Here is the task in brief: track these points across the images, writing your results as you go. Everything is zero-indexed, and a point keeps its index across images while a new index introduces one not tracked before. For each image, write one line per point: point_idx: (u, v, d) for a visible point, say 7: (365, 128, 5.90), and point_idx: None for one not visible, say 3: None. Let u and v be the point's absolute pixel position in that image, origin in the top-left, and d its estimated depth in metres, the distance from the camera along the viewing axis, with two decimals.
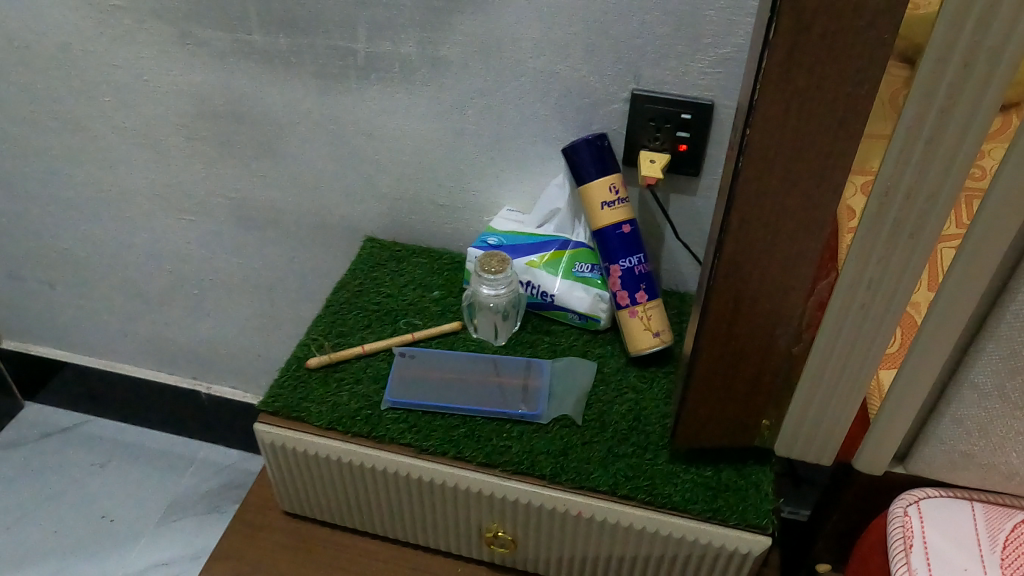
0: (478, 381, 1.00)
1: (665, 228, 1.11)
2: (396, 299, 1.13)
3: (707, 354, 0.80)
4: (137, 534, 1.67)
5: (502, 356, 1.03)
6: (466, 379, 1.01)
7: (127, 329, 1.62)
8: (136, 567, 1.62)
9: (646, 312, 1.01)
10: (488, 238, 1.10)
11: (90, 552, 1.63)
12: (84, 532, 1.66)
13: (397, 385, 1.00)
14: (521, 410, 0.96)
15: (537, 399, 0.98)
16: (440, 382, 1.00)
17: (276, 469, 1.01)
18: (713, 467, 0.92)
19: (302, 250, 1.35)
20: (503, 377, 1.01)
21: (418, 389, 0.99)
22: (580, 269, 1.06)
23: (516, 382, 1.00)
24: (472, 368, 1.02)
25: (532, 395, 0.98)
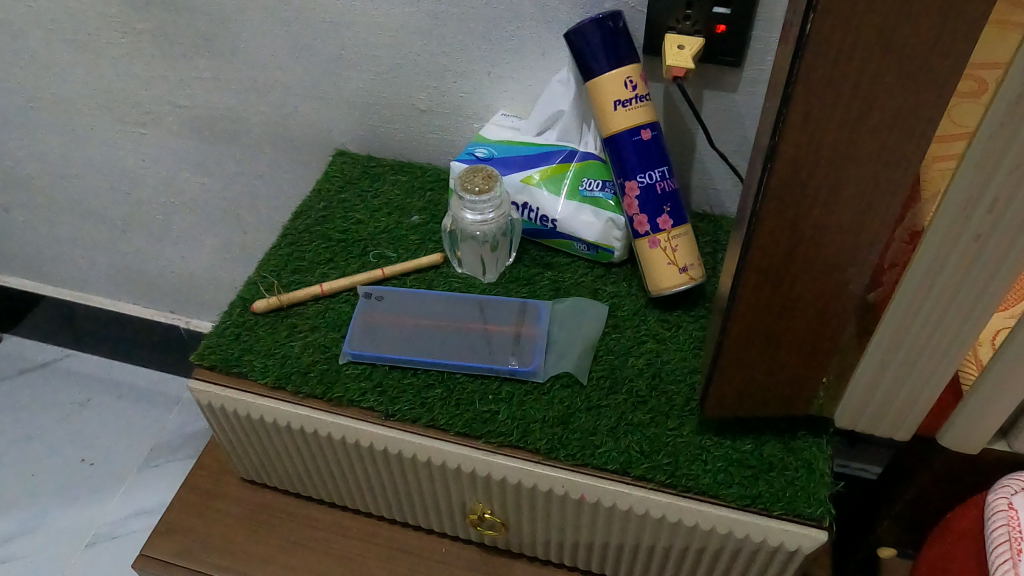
0: (459, 329, 0.81)
1: (697, 136, 0.88)
2: (367, 226, 0.93)
3: (750, 303, 0.59)
4: (117, 480, 1.50)
5: (490, 297, 0.84)
6: (444, 327, 0.81)
7: (90, 259, 1.44)
8: (113, 517, 1.45)
9: (671, 241, 0.80)
10: (476, 150, 0.88)
11: (67, 499, 1.47)
12: (59, 476, 1.50)
13: (358, 333, 0.80)
14: (510, 365, 0.77)
15: (531, 351, 0.78)
16: (412, 330, 0.81)
17: (221, 433, 0.84)
18: (755, 440, 0.72)
19: (267, 167, 1.14)
20: (490, 324, 0.81)
21: (384, 339, 0.80)
22: (587, 186, 0.84)
23: (505, 330, 0.80)
24: (452, 313, 0.82)
25: (525, 346, 0.79)
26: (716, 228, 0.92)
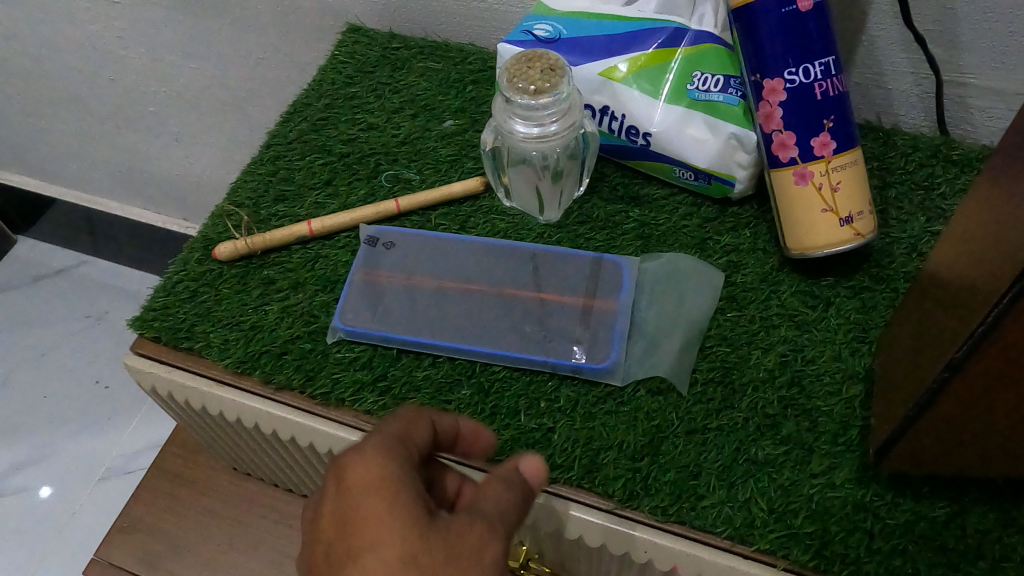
0: (500, 296, 0.55)
1: (872, 5, 0.57)
2: (382, 134, 0.66)
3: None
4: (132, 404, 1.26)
5: (549, 248, 0.57)
6: (478, 290, 0.56)
7: (84, 161, 1.21)
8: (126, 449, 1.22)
9: (831, 175, 0.51)
10: (536, 27, 0.60)
11: (77, 426, 1.23)
12: (68, 394, 1.26)
13: (356, 297, 0.56)
14: (570, 358, 0.52)
15: (603, 336, 0.53)
16: (433, 296, 0.56)
17: (182, 420, 0.63)
18: (953, 504, 0.46)
19: (268, 46, 0.87)
20: (545, 291, 0.55)
21: (392, 308, 0.55)
22: (700, 84, 0.56)
23: (565, 301, 0.54)
24: (491, 273, 0.56)
25: (596, 328, 0.53)
26: (884, 149, 0.62)
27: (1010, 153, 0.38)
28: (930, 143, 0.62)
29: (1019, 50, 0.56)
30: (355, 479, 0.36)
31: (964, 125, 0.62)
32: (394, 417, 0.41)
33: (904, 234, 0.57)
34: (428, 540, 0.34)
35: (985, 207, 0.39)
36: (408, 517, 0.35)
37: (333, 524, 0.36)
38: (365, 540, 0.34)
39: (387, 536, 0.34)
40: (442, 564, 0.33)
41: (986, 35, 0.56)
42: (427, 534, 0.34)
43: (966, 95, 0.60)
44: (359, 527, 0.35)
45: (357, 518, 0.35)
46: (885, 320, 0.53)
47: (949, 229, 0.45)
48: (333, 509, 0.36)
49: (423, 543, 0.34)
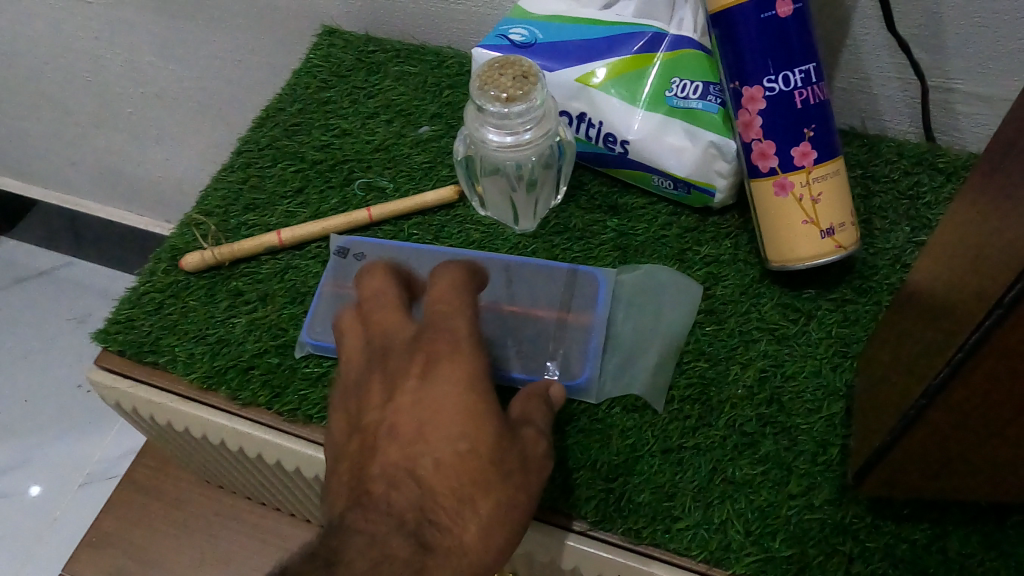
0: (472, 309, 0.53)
1: (855, 10, 0.56)
2: (355, 141, 0.65)
3: (1006, 354, 0.32)
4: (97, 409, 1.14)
5: (523, 259, 0.56)
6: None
7: (60, 165, 1.18)
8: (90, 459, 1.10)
9: (812, 185, 0.50)
10: (511, 31, 0.58)
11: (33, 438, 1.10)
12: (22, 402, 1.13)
13: (323, 308, 0.55)
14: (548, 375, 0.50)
15: (579, 352, 0.51)
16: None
17: (150, 434, 0.61)
18: (935, 527, 0.45)
19: (246, 46, 0.84)
20: (518, 305, 0.53)
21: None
22: (678, 90, 0.54)
23: (539, 316, 0.53)
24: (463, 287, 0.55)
25: (571, 344, 0.52)
26: (869, 155, 0.60)
27: (992, 167, 0.36)
28: (915, 151, 0.60)
29: (1005, 56, 0.55)
30: (445, 369, 0.39)
31: (951, 132, 0.61)
32: (472, 297, 0.42)
33: (887, 245, 0.55)
34: (504, 442, 0.38)
35: (966, 223, 0.38)
36: (492, 420, 0.38)
37: (411, 393, 0.38)
38: (448, 422, 0.37)
39: (472, 428, 0.37)
40: (522, 467, 0.38)
41: (971, 40, 0.55)
42: (505, 438, 0.38)
43: (951, 101, 0.59)
44: (441, 409, 0.37)
45: (446, 403, 0.38)
46: (868, 334, 0.52)
47: (932, 243, 0.43)
48: (416, 383, 0.38)
49: (501, 446, 0.38)
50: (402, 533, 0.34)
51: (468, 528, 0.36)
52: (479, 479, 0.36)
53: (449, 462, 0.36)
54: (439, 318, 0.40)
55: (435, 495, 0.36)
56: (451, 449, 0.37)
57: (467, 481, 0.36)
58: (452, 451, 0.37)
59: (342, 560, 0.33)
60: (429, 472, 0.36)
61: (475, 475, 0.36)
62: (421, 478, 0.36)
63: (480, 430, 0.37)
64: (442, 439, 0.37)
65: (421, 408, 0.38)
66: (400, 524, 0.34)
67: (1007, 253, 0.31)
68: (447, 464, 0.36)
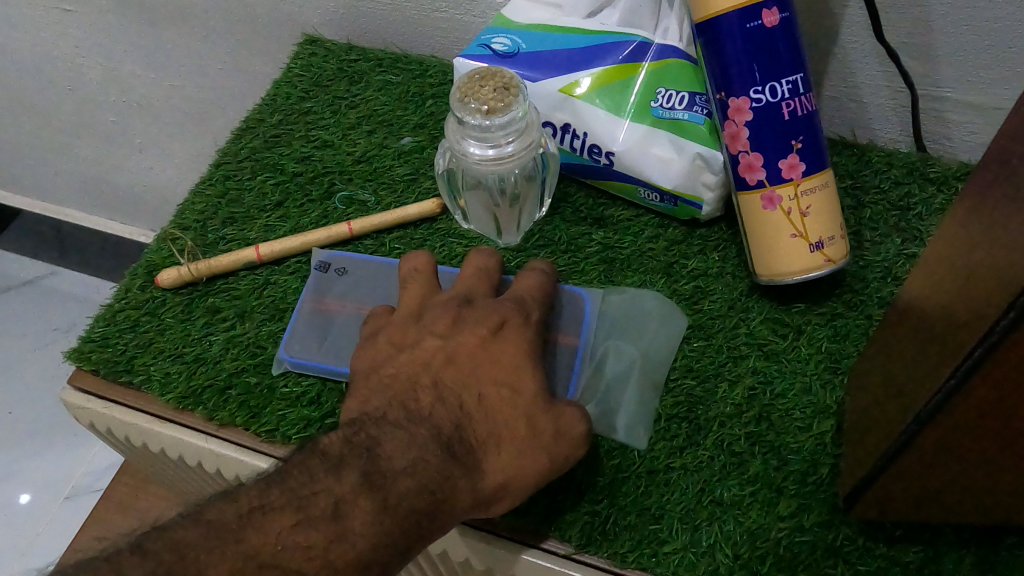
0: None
1: (844, 17, 0.55)
2: (337, 153, 0.64)
3: (1002, 378, 0.30)
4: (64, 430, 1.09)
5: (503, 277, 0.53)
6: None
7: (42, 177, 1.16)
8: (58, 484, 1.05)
9: (801, 198, 0.48)
10: (494, 41, 0.57)
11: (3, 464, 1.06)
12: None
13: (303, 323, 0.53)
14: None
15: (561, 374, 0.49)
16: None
17: (128, 454, 0.60)
18: (928, 549, 0.44)
19: (228, 54, 0.83)
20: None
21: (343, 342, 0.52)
22: (664, 101, 0.53)
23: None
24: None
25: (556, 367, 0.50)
26: (859, 166, 0.59)
27: (984, 186, 0.35)
28: (906, 160, 0.59)
29: (996, 64, 0.54)
30: (510, 335, 0.45)
31: (942, 141, 0.60)
32: (549, 291, 0.49)
33: (878, 258, 0.54)
34: (547, 406, 0.43)
35: (957, 242, 0.37)
36: (540, 386, 0.44)
37: (479, 340, 0.44)
38: (502, 376, 0.43)
39: (521, 382, 0.43)
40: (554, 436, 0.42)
41: (962, 49, 0.54)
42: (549, 404, 0.43)
43: (943, 110, 0.58)
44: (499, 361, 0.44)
45: (506, 360, 0.44)
46: (858, 350, 0.51)
47: (923, 258, 0.42)
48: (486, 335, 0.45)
49: (546, 412, 0.43)
50: (438, 441, 0.40)
51: (491, 460, 0.41)
52: (513, 428, 0.42)
53: (494, 402, 0.42)
54: (520, 297, 0.47)
55: (474, 423, 0.42)
56: (497, 392, 0.43)
57: (503, 428, 0.42)
58: (499, 395, 0.43)
59: (382, 454, 0.39)
60: (475, 404, 0.42)
61: (509, 423, 0.42)
62: (466, 407, 0.42)
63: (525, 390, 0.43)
64: (490, 383, 0.43)
65: (481, 354, 0.44)
66: (438, 434, 0.40)
67: (998, 278, 0.30)
68: (491, 404, 0.42)
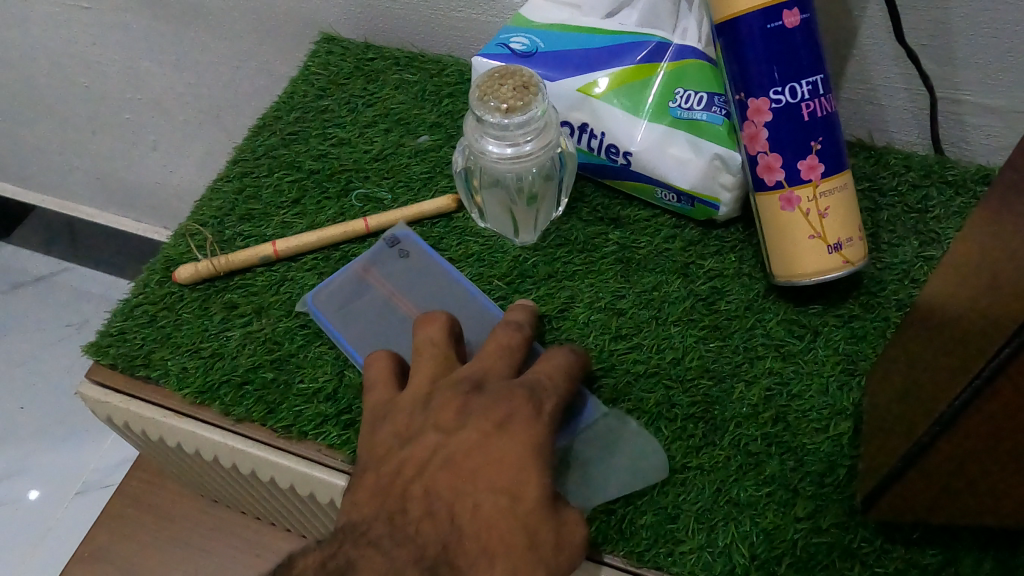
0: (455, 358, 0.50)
1: (863, 19, 0.55)
2: (354, 150, 0.64)
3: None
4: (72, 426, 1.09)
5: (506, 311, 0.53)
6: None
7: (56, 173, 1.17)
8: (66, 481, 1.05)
9: (820, 200, 0.48)
10: (512, 40, 0.57)
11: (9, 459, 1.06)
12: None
13: (341, 284, 0.54)
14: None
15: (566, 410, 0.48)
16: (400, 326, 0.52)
17: (143, 448, 0.60)
18: (945, 552, 0.43)
19: (244, 52, 0.83)
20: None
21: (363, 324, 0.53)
22: (682, 101, 0.53)
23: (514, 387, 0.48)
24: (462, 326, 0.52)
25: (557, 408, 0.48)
26: (877, 168, 0.59)
27: (1008, 188, 0.35)
28: (923, 162, 0.59)
29: (1016, 67, 0.54)
30: (518, 429, 0.42)
31: (960, 144, 0.60)
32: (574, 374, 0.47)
33: (895, 260, 0.54)
34: (551, 512, 0.40)
35: (980, 245, 0.37)
36: (542, 491, 0.40)
37: (481, 436, 0.42)
38: (502, 483, 0.40)
39: (524, 485, 0.40)
40: (550, 546, 0.39)
41: (981, 52, 0.54)
42: (551, 511, 0.40)
43: (961, 113, 0.58)
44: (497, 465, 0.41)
45: (511, 458, 0.41)
46: (875, 352, 0.51)
47: (944, 260, 0.42)
48: (492, 432, 0.42)
49: (547, 521, 0.40)
50: (418, 564, 0.37)
51: None
52: (508, 539, 0.39)
53: (490, 510, 0.39)
54: (537, 381, 0.45)
55: (463, 538, 0.39)
56: (496, 498, 0.40)
57: (496, 544, 0.38)
58: (495, 502, 0.40)
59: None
60: (470, 513, 0.39)
61: (507, 533, 0.39)
62: (459, 519, 0.39)
63: (528, 500, 0.40)
64: (489, 489, 0.40)
65: (481, 459, 0.41)
66: (420, 557, 0.38)
67: None
68: (485, 513, 0.39)
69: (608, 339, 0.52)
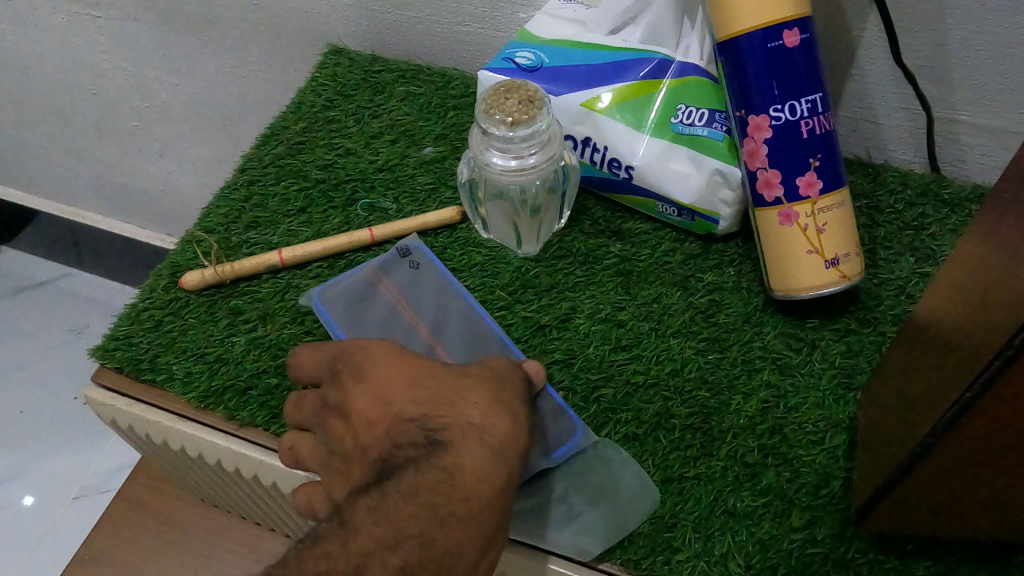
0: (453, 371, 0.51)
1: (862, 39, 0.56)
2: (359, 161, 0.65)
3: (1019, 391, 0.31)
4: (70, 433, 1.09)
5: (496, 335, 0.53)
6: (442, 347, 0.52)
7: (61, 179, 1.17)
8: (60, 488, 1.05)
9: (818, 215, 0.49)
10: (518, 55, 0.58)
11: (9, 464, 1.07)
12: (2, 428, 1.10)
13: (349, 286, 0.55)
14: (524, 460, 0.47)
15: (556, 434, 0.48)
16: (402, 328, 0.53)
17: (146, 451, 0.61)
18: (939, 563, 0.44)
19: (250, 61, 0.84)
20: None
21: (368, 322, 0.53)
22: (683, 117, 0.54)
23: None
24: (460, 333, 0.53)
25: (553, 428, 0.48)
26: (874, 185, 0.60)
27: (1003, 205, 0.36)
28: (920, 181, 0.60)
29: (1010, 88, 0.55)
30: (375, 359, 0.45)
31: (956, 163, 0.61)
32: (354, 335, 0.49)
33: (892, 276, 0.55)
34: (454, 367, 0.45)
35: (974, 261, 0.38)
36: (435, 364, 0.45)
37: (361, 386, 0.44)
38: (419, 391, 0.43)
39: (421, 372, 0.44)
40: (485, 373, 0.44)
41: (977, 74, 0.55)
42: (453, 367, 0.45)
43: (957, 132, 0.59)
44: (402, 381, 0.44)
45: (392, 369, 0.44)
46: (871, 366, 0.51)
47: (940, 276, 0.43)
48: (361, 382, 0.44)
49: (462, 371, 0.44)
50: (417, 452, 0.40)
51: (472, 414, 0.42)
52: (451, 392, 0.43)
53: (422, 398, 0.43)
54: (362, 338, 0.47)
55: (428, 415, 0.42)
56: (416, 393, 0.43)
57: (457, 393, 0.43)
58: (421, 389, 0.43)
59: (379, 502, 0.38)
60: (412, 406, 0.43)
61: (448, 392, 0.43)
62: (412, 418, 0.42)
63: (444, 382, 0.43)
64: (406, 397, 0.43)
65: (384, 395, 0.43)
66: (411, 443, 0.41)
67: (1019, 291, 0.30)
68: (422, 395, 0.43)
69: (608, 350, 0.53)
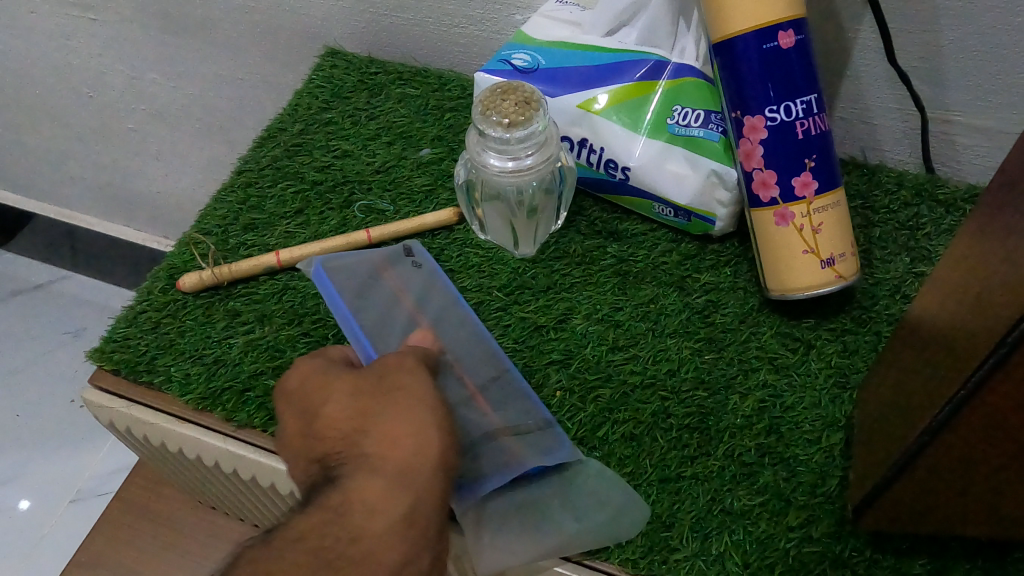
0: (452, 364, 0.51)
1: (856, 40, 0.56)
2: (356, 162, 0.65)
3: (1013, 389, 0.31)
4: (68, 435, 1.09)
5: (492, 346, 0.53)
6: (442, 336, 0.52)
7: (57, 182, 1.17)
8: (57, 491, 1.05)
9: (813, 216, 0.50)
10: (514, 56, 0.58)
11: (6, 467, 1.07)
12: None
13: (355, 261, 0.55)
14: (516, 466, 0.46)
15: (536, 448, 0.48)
16: (405, 319, 0.52)
17: (144, 453, 0.61)
18: (934, 561, 0.44)
19: (247, 63, 0.84)
20: (483, 395, 0.50)
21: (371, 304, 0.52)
22: (680, 118, 0.54)
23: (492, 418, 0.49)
24: (459, 333, 0.53)
25: (531, 443, 0.48)
26: (869, 186, 0.61)
27: (997, 205, 0.36)
28: (915, 181, 0.60)
29: (1004, 89, 0.55)
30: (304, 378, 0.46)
31: (950, 163, 0.61)
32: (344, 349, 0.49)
33: (888, 276, 0.55)
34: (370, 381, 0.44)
35: (969, 261, 0.38)
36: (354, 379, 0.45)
37: (294, 407, 0.45)
38: (337, 415, 0.43)
39: (341, 389, 0.44)
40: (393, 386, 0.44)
41: (971, 75, 0.55)
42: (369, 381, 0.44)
43: (952, 133, 0.59)
44: (324, 401, 0.44)
45: (316, 388, 0.45)
46: (866, 365, 0.52)
47: (935, 275, 0.43)
48: (292, 402, 0.45)
49: (374, 386, 0.44)
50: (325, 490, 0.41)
51: (373, 446, 0.42)
52: (364, 414, 0.43)
53: (337, 421, 0.43)
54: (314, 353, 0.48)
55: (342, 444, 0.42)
56: (334, 414, 0.43)
57: (367, 416, 0.43)
58: (340, 409, 0.44)
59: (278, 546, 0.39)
60: (330, 431, 0.43)
61: (361, 414, 0.43)
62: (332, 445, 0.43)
63: (358, 402, 0.43)
64: (326, 418, 0.43)
65: (309, 418, 0.44)
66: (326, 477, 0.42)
67: (1012, 289, 0.31)
68: (338, 417, 0.43)
69: (605, 350, 0.53)
